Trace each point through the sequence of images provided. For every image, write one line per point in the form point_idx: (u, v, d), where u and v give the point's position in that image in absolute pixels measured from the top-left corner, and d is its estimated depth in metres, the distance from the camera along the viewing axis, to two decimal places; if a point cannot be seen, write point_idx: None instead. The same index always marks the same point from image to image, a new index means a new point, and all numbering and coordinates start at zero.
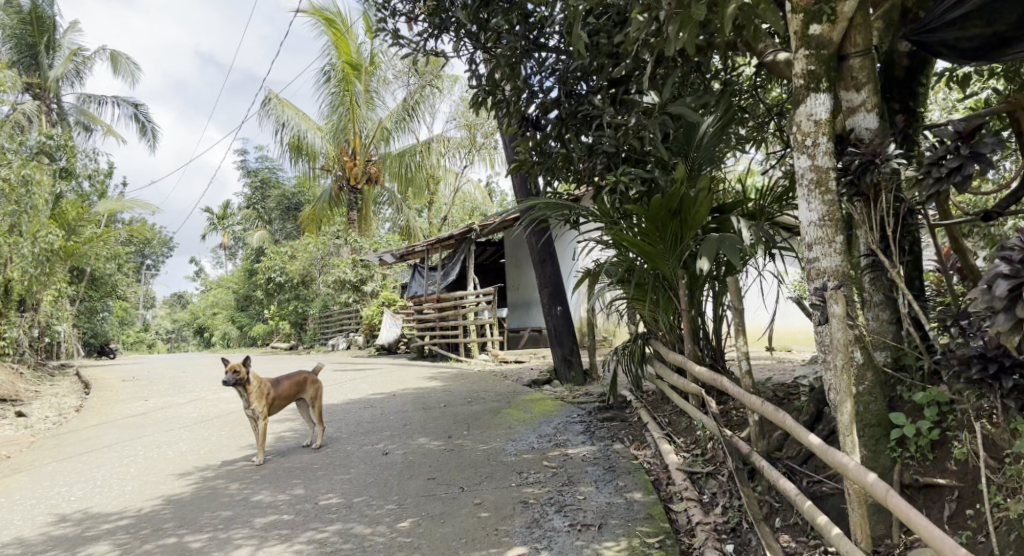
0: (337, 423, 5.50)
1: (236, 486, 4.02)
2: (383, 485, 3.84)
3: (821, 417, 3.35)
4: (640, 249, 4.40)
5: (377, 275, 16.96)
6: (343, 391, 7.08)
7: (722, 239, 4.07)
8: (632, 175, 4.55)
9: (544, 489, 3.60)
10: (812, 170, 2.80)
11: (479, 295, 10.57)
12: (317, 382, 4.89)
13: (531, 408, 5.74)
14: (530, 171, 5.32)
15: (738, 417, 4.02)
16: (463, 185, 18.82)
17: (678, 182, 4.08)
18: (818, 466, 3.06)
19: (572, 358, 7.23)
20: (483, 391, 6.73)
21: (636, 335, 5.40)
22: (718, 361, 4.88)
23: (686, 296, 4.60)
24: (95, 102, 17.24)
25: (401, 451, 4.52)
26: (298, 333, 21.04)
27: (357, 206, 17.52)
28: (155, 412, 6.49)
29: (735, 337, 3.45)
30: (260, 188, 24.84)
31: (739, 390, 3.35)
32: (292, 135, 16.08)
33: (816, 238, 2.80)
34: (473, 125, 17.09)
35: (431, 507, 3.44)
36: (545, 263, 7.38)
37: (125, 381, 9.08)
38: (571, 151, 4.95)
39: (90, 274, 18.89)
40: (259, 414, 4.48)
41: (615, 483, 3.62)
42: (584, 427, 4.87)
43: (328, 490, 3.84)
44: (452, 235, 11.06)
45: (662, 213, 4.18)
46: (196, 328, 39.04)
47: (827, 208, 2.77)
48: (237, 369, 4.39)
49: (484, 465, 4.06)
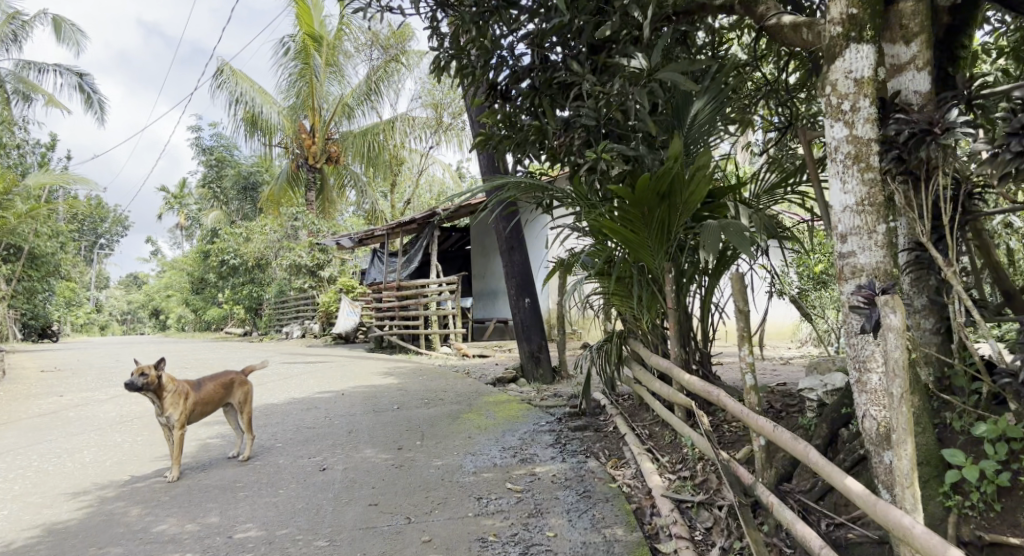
0: (272, 429, 4.79)
1: (137, 512, 3.19)
2: (315, 512, 3.18)
3: (836, 441, 2.87)
4: (621, 236, 3.83)
5: (337, 260, 16.06)
6: (286, 389, 6.34)
7: (723, 225, 3.45)
8: (615, 152, 3.93)
9: (508, 521, 3.00)
10: (850, 142, 2.28)
11: (442, 284, 9.91)
12: (247, 383, 4.12)
13: (494, 412, 5.15)
14: (497, 148, 4.66)
15: (733, 434, 3.51)
16: (429, 167, 18.05)
17: (670, 160, 3.49)
18: (838, 505, 2.57)
19: (540, 354, 6.67)
20: (441, 391, 6.10)
21: (612, 332, 4.84)
22: (705, 366, 4.37)
23: (673, 293, 4.06)
24: (36, 69, 15.93)
25: (341, 467, 3.84)
26: (253, 319, 20.14)
27: (316, 188, 16.68)
28: (63, 409, 5.63)
29: (739, 344, 2.89)
30: (215, 166, 23.54)
31: (743, 408, 2.80)
32: (246, 110, 15.07)
33: (853, 226, 2.28)
34: (439, 105, 16.23)
35: (369, 547, 2.80)
36: (512, 252, 6.76)
37: (44, 371, 8.11)
38: (545, 124, 4.28)
39: (29, 253, 17.56)
40: (175, 422, 3.67)
41: (591, 514, 3.06)
42: (554, 438, 4.30)
43: (248, 518, 3.10)
44: (413, 219, 10.33)
45: (650, 197, 3.60)
46: (150, 310, 37.62)
47: (868, 190, 2.26)
48: (146, 372, 3.60)
49: (437, 488, 3.44)
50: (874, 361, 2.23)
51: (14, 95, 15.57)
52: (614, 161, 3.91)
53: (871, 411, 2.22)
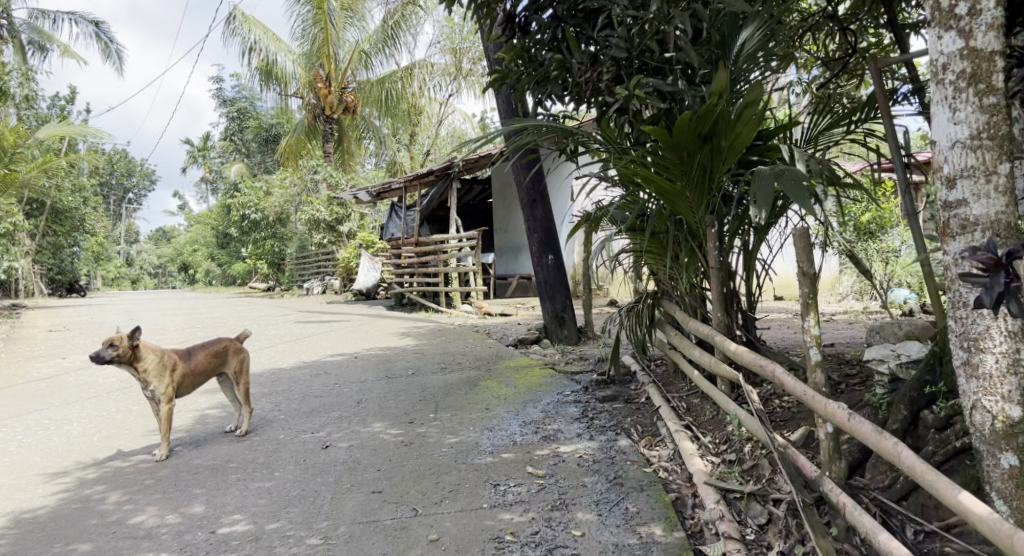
0: (277, 398, 4.47)
1: (116, 499, 2.89)
2: (312, 501, 2.83)
3: (918, 424, 2.43)
4: (656, 187, 3.32)
5: (355, 215, 15.49)
6: (296, 352, 6.02)
7: (777, 172, 2.91)
8: (649, 88, 3.37)
9: (527, 516, 2.62)
10: (968, 58, 1.75)
11: (462, 240, 9.47)
12: (242, 351, 3.73)
13: (514, 379, 4.77)
14: (514, 88, 4.08)
15: (785, 411, 3.08)
16: (448, 116, 17.37)
17: (715, 94, 2.93)
18: (926, 507, 2.15)
19: (564, 314, 6.26)
20: (459, 354, 5.74)
21: (643, 292, 4.38)
22: (750, 330, 3.91)
23: (716, 251, 3.57)
24: (49, 18, 15.43)
25: (346, 445, 3.49)
26: (276, 273, 20.03)
27: (333, 139, 16.31)
28: (66, 374, 5.39)
29: (802, 313, 2.41)
30: (237, 118, 23.05)
31: (805, 390, 2.34)
32: (261, 59, 14.50)
33: (964, 166, 1.77)
34: (457, 50, 15.34)
35: (368, 546, 2.45)
36: (535, 205, 6.27)
37: (55, 331, 7.89)
38: (568, 58, 3.71)
39: (52, 207, 17.45)
40: (161, 396, 3.35)
41: (624, 508, 2.67)
42: (581, 411, 3.90)
43: (236, 509, 2.78)
44: (431, 171, 9.82)
45: (690, 140, 3.07)
46: (180, 264, 37.98)
47: (987, 119, 1.73)
48: (116, 342, 3.26)
49: (449, 472, 3.07)
50: (989, 339, 1.73)
51: (29, 46, 15.16)
52: (648, 98, 3.36)
53: (984, 401, 1.75)
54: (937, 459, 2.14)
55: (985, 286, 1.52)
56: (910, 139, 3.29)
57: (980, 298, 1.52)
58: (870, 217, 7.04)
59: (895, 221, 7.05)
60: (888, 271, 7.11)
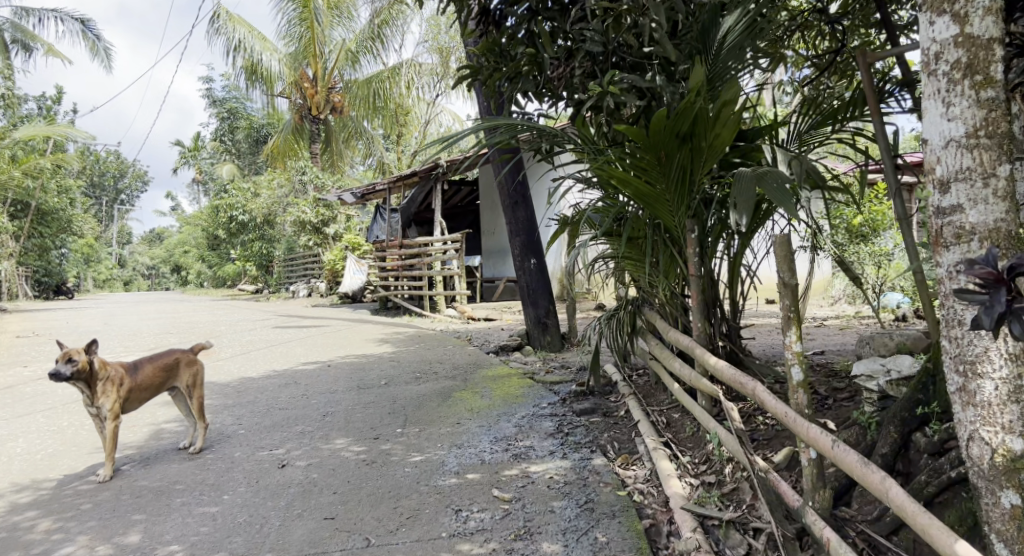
0: (240, 410, 4.25)
1: (46, 526, 2.67)
2: (259, 528, 2.62)
3: (910, 448, 2.24)
4: (633, 189, 3.11)
5: (342, 216, 15.26)
6: (269, 359, 5.80)
7: (757, 174, 2.71)
8: (626, 84, 3.16)
9: (488, 547, 2.42)
10: (964, 46, 1.56)
11: (447, 242, 9.26)
12: (195, 363, 3.52)
13: (491, 390, 4.56)
14: (487, 84, 3.87)
15: (769, 430, 2.88)
16: (438, 116, 17.15)
17: (692, 90, 2.72)
18: (917, 541, 1.96)
19: (547, 320, 6.06)
20: (436, 363, 5.52)
21: (625, 299, 4.17)
22: (734, 339, 3.72)
23: (697, 257, 3.37)
24: (33, 17, 15.15)
25: (304, 464, 3.27)
26: (264, 275, 19.78)
27: (320, 138, 16.47)
28: (25, 384, 5.15)
29: (783, 328, 2.22)
30: (227, 118, 22.81)
31: (787, 411, 2.14)
32: (246, 58, 14.26)
33: (959, 167, 1.57)
34: (446, 50, 15.13)
35: None
36: (517, 207, 6.06)
37: (24, 337, 7.63)
38: (543, 51, 3.50)
39: (36, 208, 17.15)
40: (107, 414, 3.11)
41: (592, 537, 2.46)
42: (556, 426, 3.69)
43: (174, 537, 2.56)
44: (415, 172, 9.62)
45: (667, 139, 2.87)
46: (172, 266, 37.66)
47: (986, 114, 1.54)
48: (74, 357, 3.04)
49: (410, 495, 2.86)
50: (987, 363, 1.54)
51: (12, 45, 14.87)
52: (624, 95, 3.16)
53: (983, 432, 1.55)
54: (929, 491, 1.95)
55: (983, 305, 1.32)
56: (900, 139, 3.10)
57: (978, 318, 1.33)
58: (862, 219, 6.87)
59: (888, 223, 6.88)
60: (880, 275, 6.94)
